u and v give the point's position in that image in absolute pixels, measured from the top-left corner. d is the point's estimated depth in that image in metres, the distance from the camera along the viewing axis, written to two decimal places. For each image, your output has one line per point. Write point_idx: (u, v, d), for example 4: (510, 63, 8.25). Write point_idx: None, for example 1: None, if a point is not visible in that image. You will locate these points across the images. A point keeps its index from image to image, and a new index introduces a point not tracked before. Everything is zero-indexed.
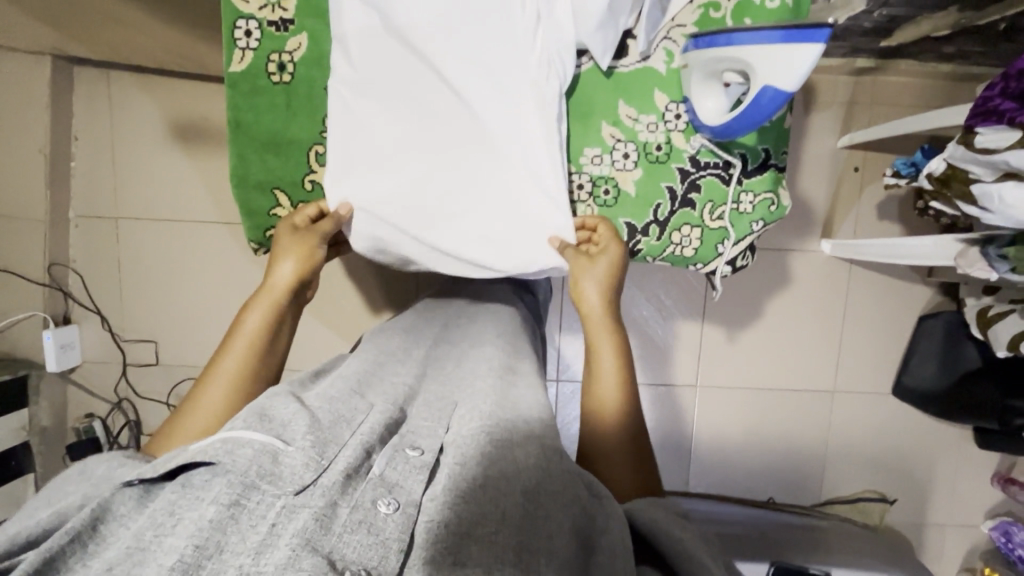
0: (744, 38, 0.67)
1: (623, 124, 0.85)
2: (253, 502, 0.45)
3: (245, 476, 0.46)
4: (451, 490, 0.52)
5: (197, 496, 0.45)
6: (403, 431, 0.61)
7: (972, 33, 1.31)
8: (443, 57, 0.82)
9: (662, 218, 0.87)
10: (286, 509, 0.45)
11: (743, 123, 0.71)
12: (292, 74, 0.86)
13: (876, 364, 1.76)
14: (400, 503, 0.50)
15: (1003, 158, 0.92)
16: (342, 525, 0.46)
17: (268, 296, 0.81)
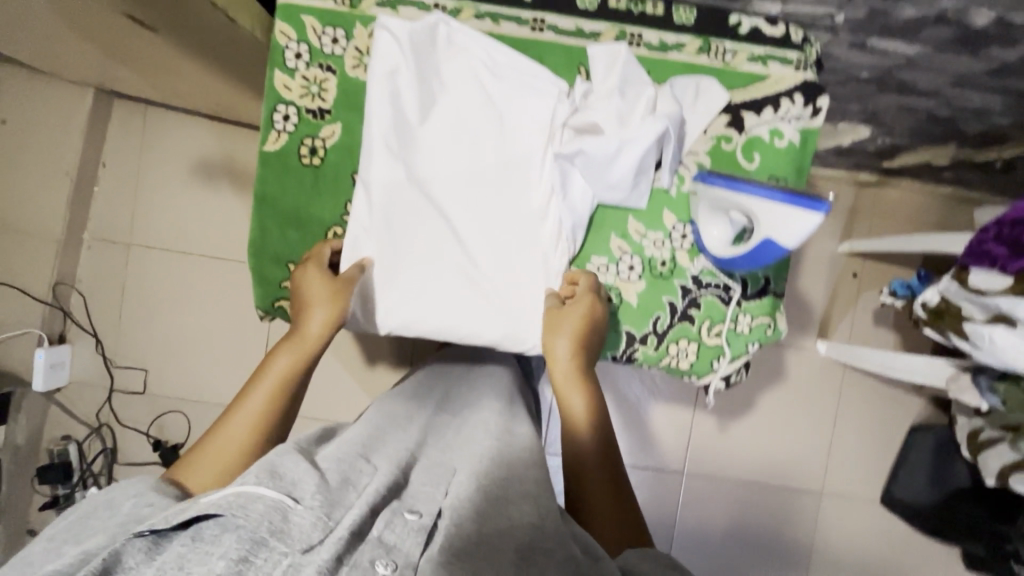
0: (746, 187, 0.70)
1: (631, 238, 0.82)
2: (261, 559, 0.42)
3: (254, 532, 0.43)
4: (446, 550, 0.48)
5: (207, 551, 0.42)
6: (403, 494, 0.56)
7: (968, 166, 1.38)
8: (456, 207, 0.80)
9: (661, 330, 0.83)
10: (292, 568, 0.42)
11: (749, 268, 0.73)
12: (323, 158, 0.82)
13: (866, 469, 1.74)
14: (398, 566, 0.46)
15: (995, 301, 0.96)
16: None
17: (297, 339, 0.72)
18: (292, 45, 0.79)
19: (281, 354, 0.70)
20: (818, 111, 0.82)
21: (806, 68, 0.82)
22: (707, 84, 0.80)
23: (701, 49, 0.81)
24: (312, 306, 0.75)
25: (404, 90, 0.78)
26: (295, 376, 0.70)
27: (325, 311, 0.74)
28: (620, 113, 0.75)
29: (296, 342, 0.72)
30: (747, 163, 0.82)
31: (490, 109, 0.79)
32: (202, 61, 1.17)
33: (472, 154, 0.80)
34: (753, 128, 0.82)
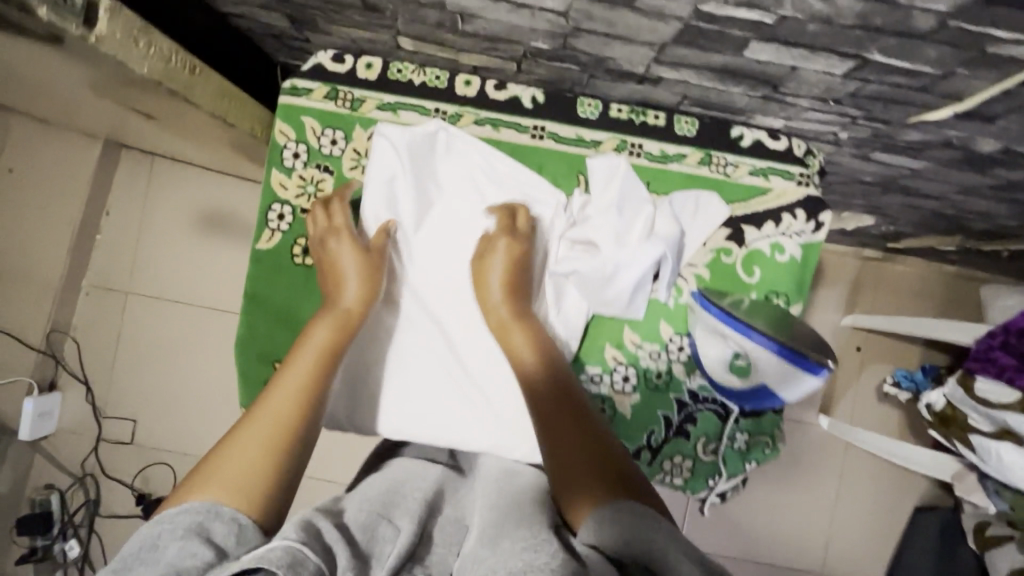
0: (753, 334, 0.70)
1: (626, 348, 0.80)
2: None
3: None
4: None
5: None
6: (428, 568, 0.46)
7: (973, 252, 1.36)
8: (449, 314, 0.79)
9: (655, 445, 0.80)
10: None
11: (747, 404, 0.76)
12: (314, 259, 0.81)
13: (869, 551, 1.68)
14: None
15: (1004, 417, 0.93)
16: None
17: (332, 313, 0.68)
18: (291, 146, 0.80)
19: (316, 327, 0.66)
20: (820, 225, 0.80)
21: (809, 182, 0.81)
22: (707, 197, 0.79)
23: (702, 160, 0.80)
24: (344, 280, 0.71)
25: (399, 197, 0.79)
26: (331, 357, 0.64)
27: (360, 281, 0.71)
28: (618, 233, 0.75)
29: (333, 318, 0.68)
30: (747, 277, 0.81)
31: (486, 215, 0.79)
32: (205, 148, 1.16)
33: (467, 261, 0.79)
34: (753, 242, 0.80)
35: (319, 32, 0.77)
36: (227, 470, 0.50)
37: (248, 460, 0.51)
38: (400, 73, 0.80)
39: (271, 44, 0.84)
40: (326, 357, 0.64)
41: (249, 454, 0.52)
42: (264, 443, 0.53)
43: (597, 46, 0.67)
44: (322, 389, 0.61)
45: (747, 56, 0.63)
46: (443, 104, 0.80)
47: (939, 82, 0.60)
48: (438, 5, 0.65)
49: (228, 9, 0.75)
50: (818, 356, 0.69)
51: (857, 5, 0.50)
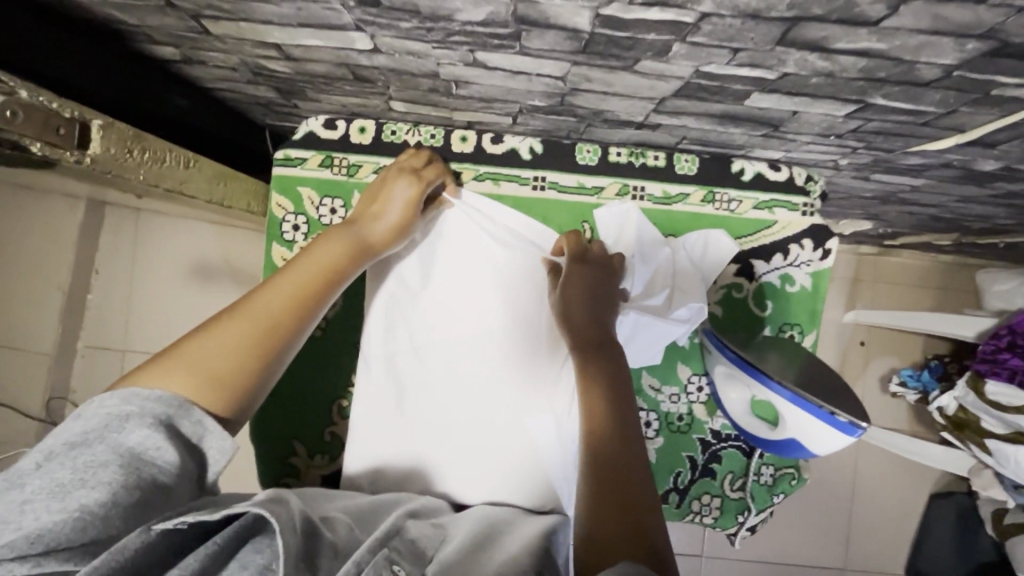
0: (767, 381, 0.68)
1: (645, 393, 0.80)
2: None
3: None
4: None
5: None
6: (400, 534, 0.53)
7: (970, 245, 1.37)
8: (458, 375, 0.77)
9: (682, 487, 0.80)
10: None
11: (765, 450, 0.74)
12: (323, 330, 0.81)
13: (888, 541, 1.69)
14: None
15: (1018, 420, 0.95)
16: None
17: (352, 238, 0.68)
18: (289, 218, 0.79)
19: (333, 245, 0.66)
20: (828, 253, 0.80)
21: (813, 212, 0.81)
22: (717, 236, 0.78)
23: (705, 198, 0.80)
24: (376, 215, 0.71)
25: (402, 261, 0.78)
26: (335, 280, 0.65)
27: (394, 227, 0.72)
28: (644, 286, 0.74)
29: (351, 242, 0.68)
30: (760, 310, 0.80)
31: (491, 268, 0.78)
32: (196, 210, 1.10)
33: (474, 292, 0.78)
34: (763, 276, 0.80)
35: (307, 100, 0.75)
36: (208, 357, 0.54)
37: (230, 357, 0.55)
38: (394, 134, 0.79)
39: (256, 111, 0.82)
40: (337, 277, 0.66)
41: (233, 349, 0.56)
42: (251, 347, 0.57)
43: (595, 101, 0.66)
44: (313, 310, 0.63)
45: (748, 103, 0.62)
46: (440, 162, 0.79)
47: (942, 118, 0.60)
48: (431, 74, 0.64)
49: (212, 85, 0.72)
50: (850, 415, 0.64)
51: (862, 61, 0.50)
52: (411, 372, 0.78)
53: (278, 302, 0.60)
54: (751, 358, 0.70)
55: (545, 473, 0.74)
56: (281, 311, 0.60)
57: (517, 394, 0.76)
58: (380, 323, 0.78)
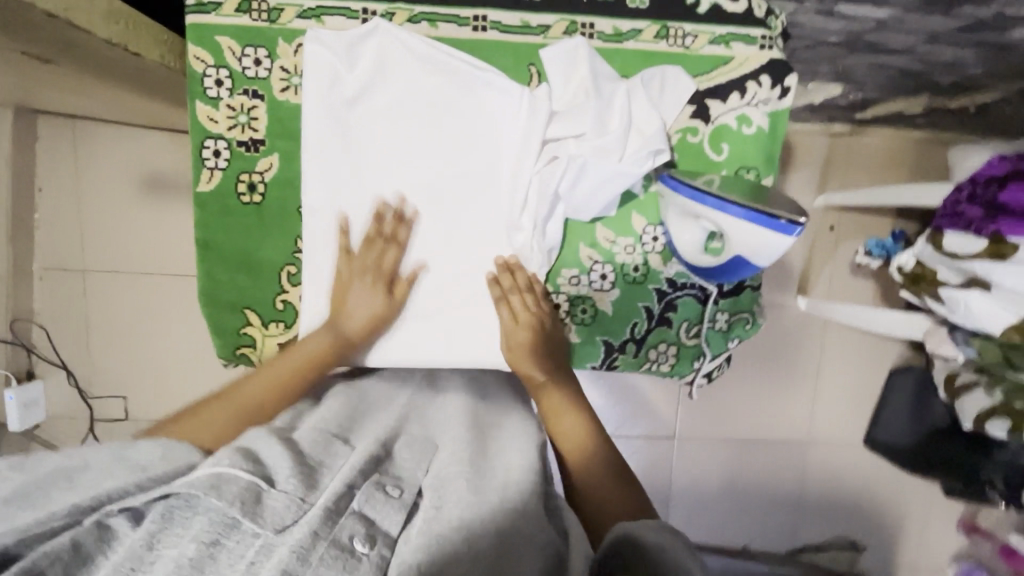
0: (709, 199, 0.67)
1: (601, 246, 0.78)
2: (233, 541, 0.47)
3: (225, 516, 0.48)
4: (421, 535, 0.50)
5: (179, 533, 0.47)
6: (383, 467, 0.59)
7: (940, 113, 1.34)
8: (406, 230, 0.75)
9: (639, 336, 0.81)
10: (264, 548, 0.46)
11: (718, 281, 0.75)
12: (264, 195, 0.75)
13: (849, 416, 1.80)
14: (374, 539, 0.50)
15: (969, 265, 0.95)
16: (318, 557, 0.45)
17: (335, 327, 0.72)
18: (210, 72, 0.71)
19: (316, 338, 0.72)
20: (786, 91, 0.77)
21: (772, 45, 0.76)
22: (672, 72, 0.74)
23: (659, 34, 0.74)
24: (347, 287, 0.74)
25: (349, 78, 0.71)
26: (316, 367, 0.71)
27: (365, 295, 0.73)
28: (598, 115, 0.69)
29: (331, 331, 0.73)
30: (716, 155, 0.78)
31: (435, 86, 0.72)
32: (130, 106, 1.02)
33: (413, 119, 0.73)
34: (719, 117, 0.77)
35: None
36: (209, 420, 0.63)
37: (224, 431, 0.63)
38: None
39: None
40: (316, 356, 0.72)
41: (232, 417, 0.65)
42: (228, 418, 0.64)
43: None
44: (301, 386, 0.71)
45: None
46: (370, 3, 0.72)
47: None
48: None
49: None
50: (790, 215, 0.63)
51: None
52: (363, 215, 0.75)
53: (265, 388, 0.69)
54: (705, 187, 0.68)
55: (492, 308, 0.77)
56: (269, 392, 0.69)
57: (461, 225, 0.75)
58: (321, 166, 0.73)
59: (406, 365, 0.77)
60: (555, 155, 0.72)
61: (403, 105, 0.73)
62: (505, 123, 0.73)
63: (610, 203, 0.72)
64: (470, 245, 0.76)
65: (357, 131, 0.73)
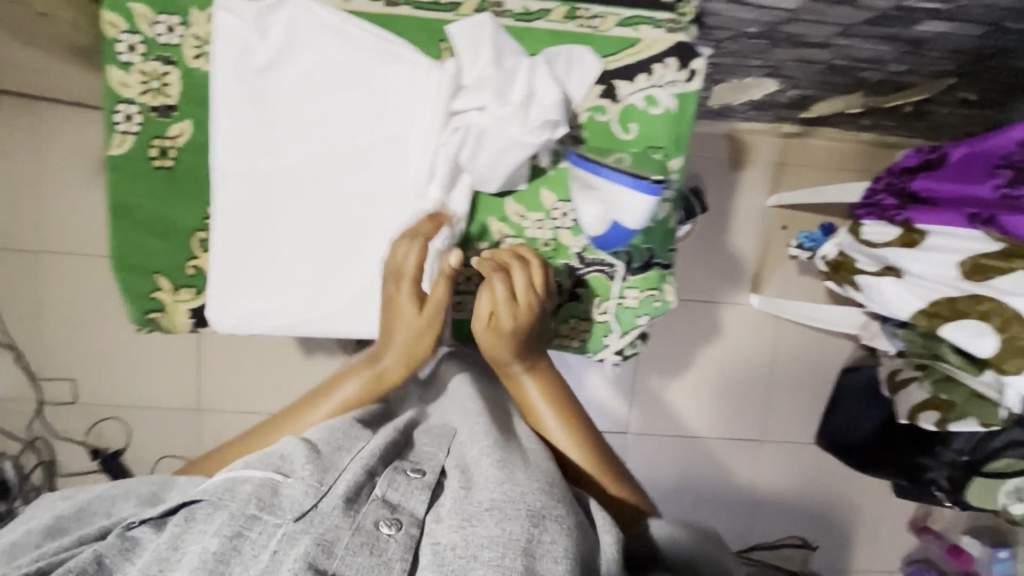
0: (604, 172, 0.73)
1: (511, 220, 0.80)
2: (255, 532, 0.48)
3: (245, 510, 0.48)
4: (454, 514, 0.50)
5: (201, 529, 0.48)
6: (406, 451, 0.59)
7: (880, 113, 1.38)
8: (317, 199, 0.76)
9: (550, 311, 0.83)
10: (286, 537, 0.47)
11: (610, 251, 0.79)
12: (176, 160, 0.76)
13: (802, 414, 1.83)
14: (401, 523, 0.50)
15: (884, 253, 0.97)
16: (343, 548, 0.47)
17: (371, 369, 0.69)
18: (123, 37, 0.72)
19: (348, 382, 0.68)
20: (693, 74, 0.79)
21: (679, 29, 0.78)
22: (579, 53, 0.77)
23: (568, 14, 0.76)
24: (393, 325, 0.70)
25: (259, 47, 0.72)
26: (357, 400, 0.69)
27: (408, 333, 0.69)
28: (498, 88, 0.71)
29: (370, 378, 0.68)
30: (624, 134, 0.80)
31: (345, 58, 0.74)
32: (67, 78, 1.02)
33: (324, 89, 0.74)
34: (626, 98, 0.79)
35: None
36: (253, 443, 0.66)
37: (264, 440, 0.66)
38: None
39: None
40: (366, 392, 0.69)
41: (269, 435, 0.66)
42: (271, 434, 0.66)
43: None
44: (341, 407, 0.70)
45: None
46: None
47: None
48: None
49: None
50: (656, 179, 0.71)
51: None
52: (273, 183, 0.75)
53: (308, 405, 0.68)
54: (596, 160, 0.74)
55: None
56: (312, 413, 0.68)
57: (370, 195, 0.76)
58: (229, 134, 0.74)
59: (314, 332, 0.79)
60: (457, 125, 0.73)
61: (314, 75, 0.74)
62: (414, 95, 0.75)
63: (512, 175, 0.74)
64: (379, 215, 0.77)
65: (268, 100, 0.74)
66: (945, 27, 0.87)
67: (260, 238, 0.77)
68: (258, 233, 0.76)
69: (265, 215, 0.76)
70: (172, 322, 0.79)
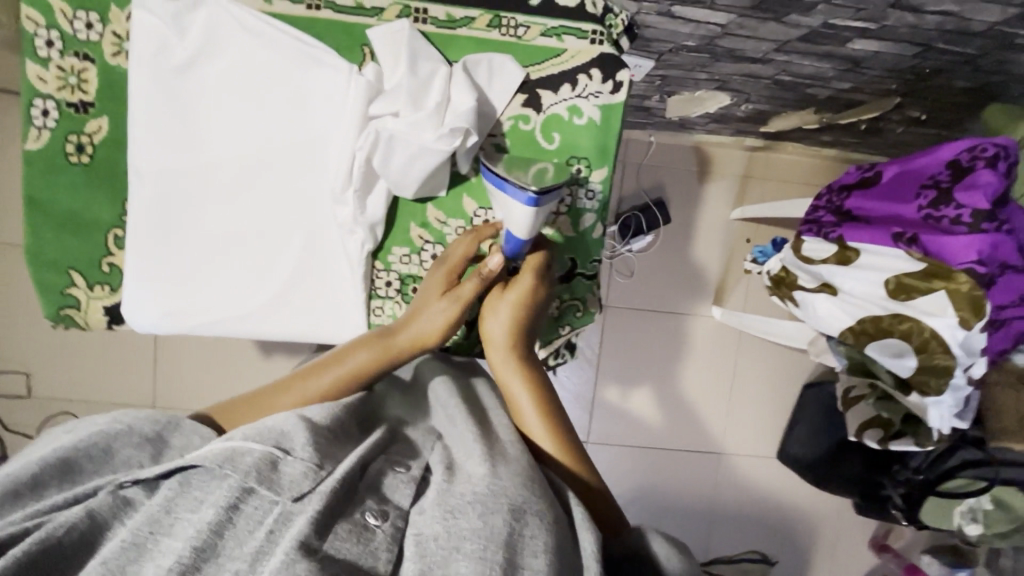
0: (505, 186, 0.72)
1: (432, 227, 0.80)
2: (250, 507, 0.48)
3: (243, 483, 0.48)
4: (439, 505, 0.50)
5: (200, 498, 0.49)
6: (391, 448, 0.59)
7: (837, 129, 1.38)
8: (236, 200, 0.76)
9: (471, 318, 0.83)
10: (282, 516, 0.47)
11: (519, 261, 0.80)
12: (93, 156, 0.76)
13: (764, 427, 1.82)
14: (389, 515, 0.50)
15: (819, 269, 0.95)
16: (334, 532, 0.47)
17: (380, 342, 0.69)
18: (41, 33, 0.72)
19: (359, 352, 0.68)
20: (619, 85, 0.79)
21: (604, 41, 0.78)
22: (501, 60, 0.76)
23: (491, 23, 0.77)
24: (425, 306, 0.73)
25: (179, 46, 0.72)
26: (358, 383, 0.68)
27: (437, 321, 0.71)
28: (412, 95, 0.72)
29: (381, 347, 0.69)
30: (547, 143, 0.80)
31: (266, 59, 0.74)
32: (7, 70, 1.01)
33: (244, 91, 0.74)
34: (550, 107, 0.79)
35: None
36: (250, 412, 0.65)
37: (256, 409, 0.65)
38: None
39: None
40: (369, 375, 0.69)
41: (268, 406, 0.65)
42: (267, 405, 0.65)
43: None
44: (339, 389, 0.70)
45: None
46: None
47: None
48: None
49: None
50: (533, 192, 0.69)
51: None
52: (193, 182, 0.76)
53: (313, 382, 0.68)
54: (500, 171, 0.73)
55: (320, 281, 0.78)
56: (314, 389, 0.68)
57: (290, 197, 0.77)
58: (147, 132, 0.74)
59: (228, 332, 0.79)
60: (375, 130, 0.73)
61: (234, 76, 0.74)
62: (333, 99, 0.74)
63: (426, 180, 0.74)
64: (299, 217, 0.77)
65: (188, 99, 0.74)
66: (877, 45, 0.88)
67: (178, 237, 0.77)
68: (176, 232, 0.76)
69: (184, 214, 0.76)
70: (87, 319, 0.79)
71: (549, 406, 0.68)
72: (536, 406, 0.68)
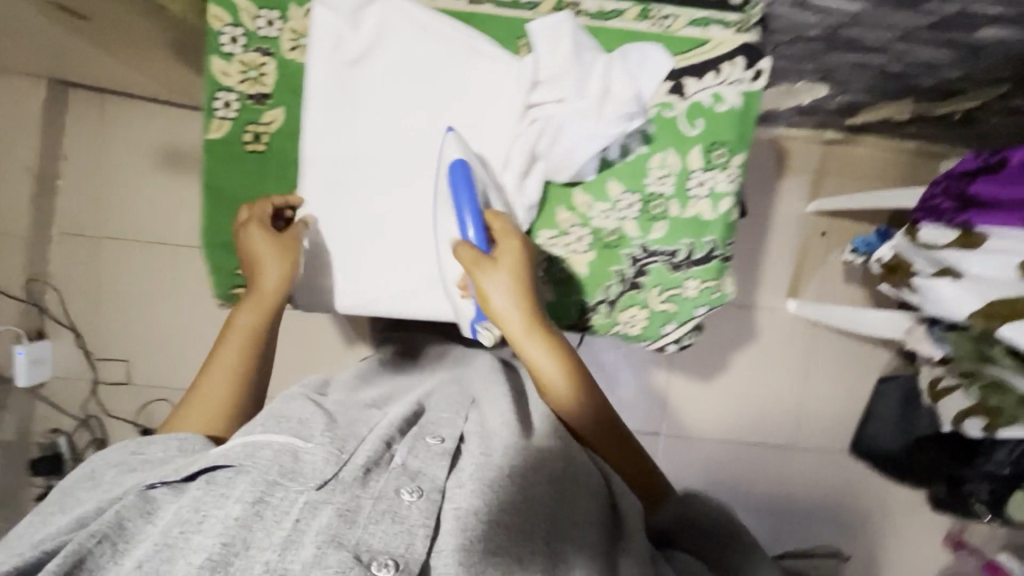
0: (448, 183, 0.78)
1: (578, 211, 0.83)
2: (276, 498, 0.50)
3: (267, 474, 0.51)
4: (475, 479, 0.55)
5: (223, 494, 0.50)
6: (422, 422, 0.64)
7: (925, 121, 1.38)
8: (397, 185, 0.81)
9: (613, 298, 0.87)
10: (309, 505, 0.49)
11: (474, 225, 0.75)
12: (268, 144, 0.81)
13: (836, 421, 1.81)
14: (423, 490, 0.53)
15: (942, 255, 0.98)
16: (366, 516, 0.49)
17: (255, 298, 0.75)
18: (227, 29, 0.77)
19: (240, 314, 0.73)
20: (759, 73, 0.81)
21: (747, 29, 0.81)
22: (651, 51, 0.80)
23: (641, 15, 0.80)
24: (266, 264, 0.75)
25: (353, 40, 0.77)
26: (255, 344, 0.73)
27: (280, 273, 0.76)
28: (577, 83, 0.76)
29: (255, 302, 0.75)
30: (690, 130, 0.82)
31: (432, 52, 0.78)
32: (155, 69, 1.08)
33: (410, 82, 0.79)
34: (694, 94, 0.82)
35: None
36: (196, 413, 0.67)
37: (205, 407, 0.67)
38: None
39: None
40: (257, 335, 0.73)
41: (213, 399, 0.68)
42: (211, 403, 0.67)
43: None
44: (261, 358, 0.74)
45: None
46: None
47: None
48: None
49: None
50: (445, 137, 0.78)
51: None
52: (358, 168, 0.80)
53: (231, 366, 0.71)
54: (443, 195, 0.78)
55: None
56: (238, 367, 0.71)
57: None
58: (320, 122, 0.79)
59: (384, 310, 0.84)
60: (536, 118, 0.78)
61: (402, 68, 0.79)
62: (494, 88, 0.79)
63: (584, 165, 0.80)
64: None
65: (358, 90, 0.79)
66: (1006, 32, 0.89)
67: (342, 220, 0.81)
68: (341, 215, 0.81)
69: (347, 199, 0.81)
70: None
71: (572, 371, 0.73)
72: (556, 364, 0.72)
